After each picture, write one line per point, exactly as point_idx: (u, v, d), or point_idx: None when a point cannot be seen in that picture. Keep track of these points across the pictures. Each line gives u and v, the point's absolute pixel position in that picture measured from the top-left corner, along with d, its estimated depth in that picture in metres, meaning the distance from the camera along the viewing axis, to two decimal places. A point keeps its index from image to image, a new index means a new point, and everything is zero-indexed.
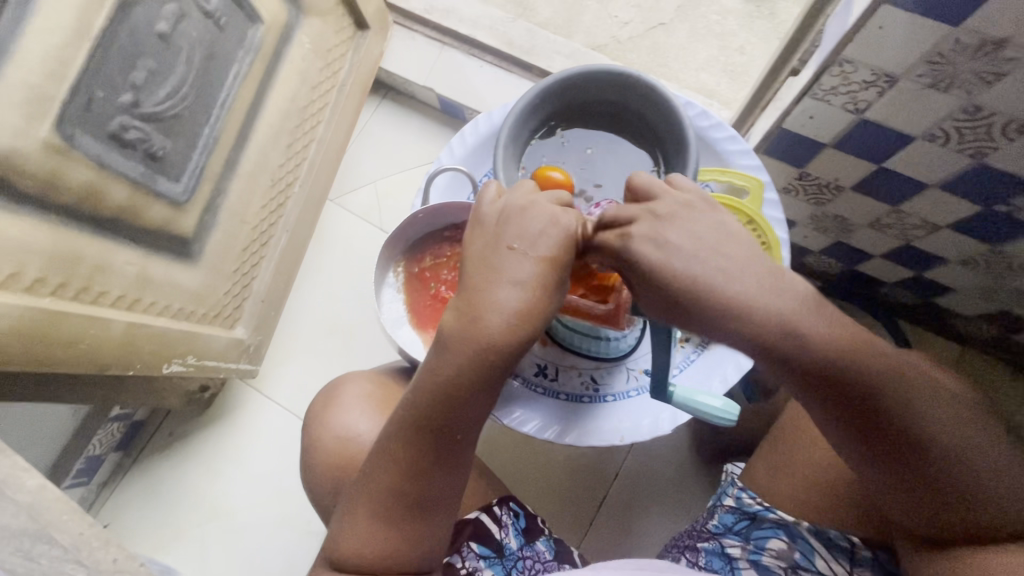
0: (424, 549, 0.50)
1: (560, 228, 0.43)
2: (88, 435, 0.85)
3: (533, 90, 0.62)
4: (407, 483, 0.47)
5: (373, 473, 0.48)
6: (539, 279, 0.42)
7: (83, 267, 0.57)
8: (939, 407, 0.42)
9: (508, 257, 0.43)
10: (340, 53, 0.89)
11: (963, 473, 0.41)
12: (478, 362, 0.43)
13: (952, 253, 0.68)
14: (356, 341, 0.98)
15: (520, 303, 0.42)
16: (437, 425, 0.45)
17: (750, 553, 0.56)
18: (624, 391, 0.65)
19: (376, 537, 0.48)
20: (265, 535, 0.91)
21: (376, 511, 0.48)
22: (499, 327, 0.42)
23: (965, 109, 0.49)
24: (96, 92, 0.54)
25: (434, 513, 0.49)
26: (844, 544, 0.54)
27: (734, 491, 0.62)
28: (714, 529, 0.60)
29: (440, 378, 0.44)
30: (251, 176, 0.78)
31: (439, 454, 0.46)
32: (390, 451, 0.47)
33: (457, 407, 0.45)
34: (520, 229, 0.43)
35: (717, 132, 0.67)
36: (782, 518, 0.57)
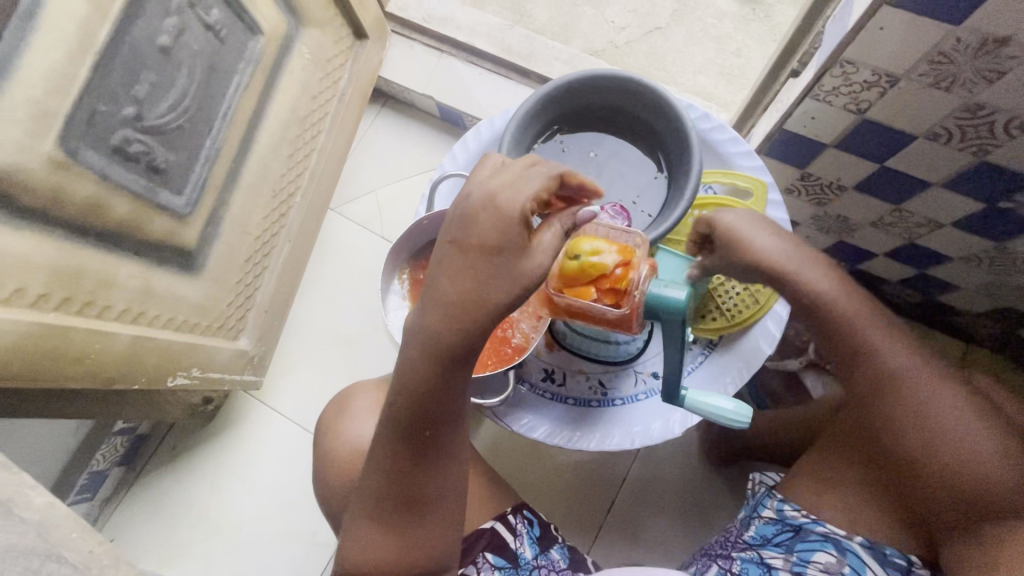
0: (428, 550, 0.48)
1: (494, 214, 0.40)
2: (91, 450, 0.85)
3: (535, 96, 0.62)
4: (395, 483, 0.46)
5: (365, 479, 0.47)
6: (474, 271, 0.41)
7: (86, 282, 0.56)
8: (909, 354, 0.48)
9: (449, 251, 0.42)
10: (339, 64, 0.90)
11: (937, 411, 0.46)
12: (434, 363, 0.42)
13: (955, 250, 0.68)
14: (360, 349, 0.98)
15: (460, 297, 0.41)
16: (411, 425, 0.45)
17: (794, 565, 0.52)
18: (632, 395, 0.64)
19: (374, 539, 0.48)
20: (271, 549, 0.90)
21: (376, 517, 0.47)
22: (440, 323, 0.41)
23: (967, 108, 0.49)
24: (98, 106, 0.54)
25: (430, 511, 0.48)
26: (901, 562, 0.50)
27: (773, 502, 0.57)
28: (751, 540, 0.56)
29: (399, 385, 0.44)
30: (253, 187, 0.78)
31: (418, 450, 0.45)
32: (376, 454, 0.46)
33: (428, 403, 0.44)
34: (463, 218, 0.41)
35: (718, 134, 0.68)
36: (832, 530, 0.52)
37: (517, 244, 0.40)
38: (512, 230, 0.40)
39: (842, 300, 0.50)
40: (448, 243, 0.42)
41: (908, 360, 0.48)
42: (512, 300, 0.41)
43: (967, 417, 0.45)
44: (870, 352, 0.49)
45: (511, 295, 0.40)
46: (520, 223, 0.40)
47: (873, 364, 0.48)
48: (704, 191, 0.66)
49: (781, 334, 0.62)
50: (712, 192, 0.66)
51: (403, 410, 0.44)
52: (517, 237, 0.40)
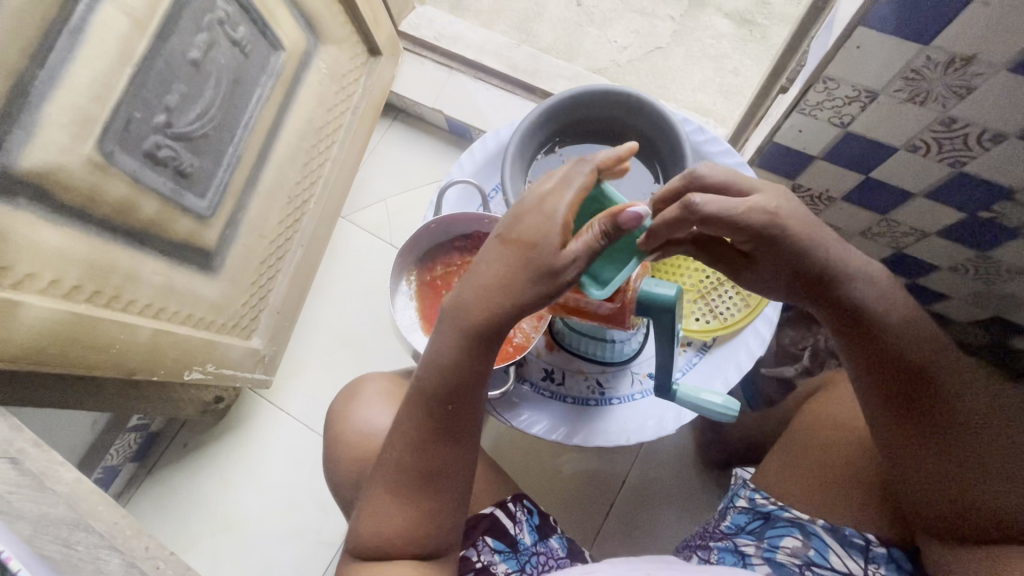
0: (429, 528, 0.50)
1: (539, 210, 0.44)
2: (106, 445, 0.88)
3: (538, 110, 0.66)
4: (414, 457, 0.49)
5: (386, 454, 0.50)
6: (509, 259, 0.45)
7: (115, 276, 0.60)
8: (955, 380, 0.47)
9: (493, 243, 0.46)
10: (354, 78, 0.95)
11: (969, 434, 0.46)
12: (467, 342, 0.46)
13: (942, 259, 0.70)
14: (368, 352, 1.01)
15: (493, 282, 0.45)
16: (436, 401, 0.48)
17: (763, 551, 0.53)
18: (629, 395, 0.67)
19: (386, 514, 0.50)
20: (277, 547, 0.92)
21: (389, 491, 0.50)
22: (472, 298, 0.46)
23: (941, 121, 0.52)
24: (134, 114, 0.59)
25: (442, 489, 0.50)
26: (859, 542, 0.51)
27: (746, 491, 0.60)
28: (727, 529, 0.58)
29: (430, 359, 0.48)
30: (270, 192, 0.82)
31: (440, 425, 0.49)
32: (400, 429, 0.50)
33: (451, 377, 0.47)
34: (512, 217, 0.46)
35: (712, 146, 0.72)
36: (797, 516, 0.54)
37: (551, 240, 0.43)
38: (549, 229, 0.43)
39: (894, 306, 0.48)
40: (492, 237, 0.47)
41: (952, 385, 0.47)
42: (539, 297, 0.44)
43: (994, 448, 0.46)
44: (924, 366, 0.47)
45: (532, 287, 0.43)
46: (562, 230, 0.43)
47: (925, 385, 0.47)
48: None
49: (770, 336, 0.65)
50: None
51: (429, 385, 0.48)
52: (553, 237, 0.43)
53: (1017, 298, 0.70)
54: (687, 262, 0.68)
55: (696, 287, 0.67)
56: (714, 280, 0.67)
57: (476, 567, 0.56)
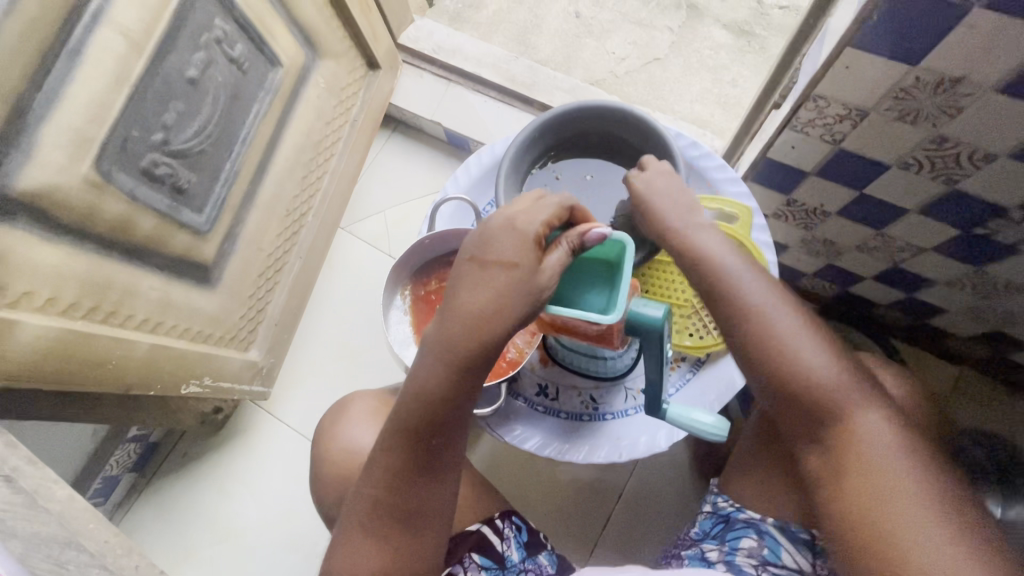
0: (413, 563, 0.51)
1: (518, 232, 0.45)
2: (106, 455, 0.89)
3: (531, 126, 0.67)
4: (395, 492, 0.49)
5: (364, 486, 0.50)
6: (495, 285, 0.44)
7: (112, 292, 0.61)
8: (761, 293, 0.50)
9: (468, 266, 0.46)
10: (352, 92, 0.95)
11: (786, 344, 0.48)
12: (455, 377, 0.46)
13: (939, 274, 0.70)
14: (366, 363, 1.02)
15: (481, 309, 0.45)
16: (421, 437, 0.48)
17: (725, 554, 0.54)
18: (622, 410, 0.67)
19: (367, 547, 0.50)
20: (272, 558, 0.92)
21: (366, 523, 0.50)
22: (461, 331, 0.45)
23: (933, 140, 0.52)
24: (132, 133, 0.60)
25: (426, 522, 0.50)
26: (805, 536, 0.53)
27: (711, 497, 0.61)
28: (695, 536, 0.59)
29: (412, 393, 0.47)
30: (268, 206, 0.83)
31: (424, 459, 0.49)
32: (383, 465, 0.49)
33: (437, 414, 0.47)
34: (482, 239, 0.46)
35: (705, 161, 0.72)
36: (751, 516, 0.56)
37: (531, 262, 0.45)
38: (527, 250, 0.45)
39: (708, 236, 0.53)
40: (464, 262, 0.47)
41: (761, 299, 0.50)
42: (521, 319, 0.45)
43: (814, 353, 0.48)
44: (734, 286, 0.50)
45: (522, 311, 0.44)
46: (535, 242, 0.45)
47: (768, 328, 0.49)
48: None
49: None
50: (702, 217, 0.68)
51: (407, 416, 0.47)
52: (530, 254, 0.45)
53: (1016, 313, 0.70)
54: (680, 277, 0.67)
55: (690, 303, 0.66)
56: None
57: None
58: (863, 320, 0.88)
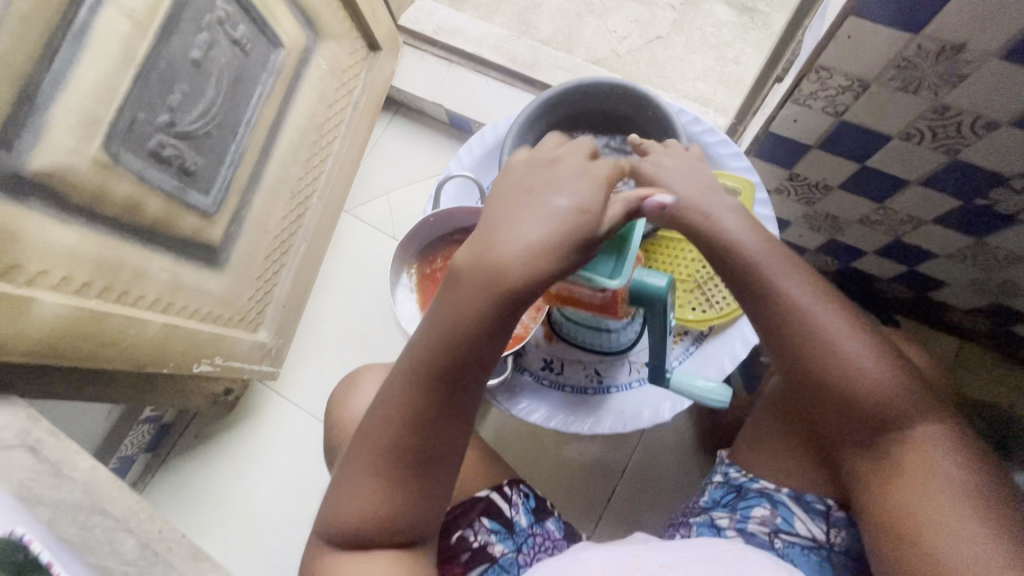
0: (418, 507, 0.48)
1: (587, 178, 0.45)
2: (120, 435, 0.91)
3: (534, 103, 0.67)
4: (412, 428, 0.46)
5: (377, 420, 0.47)
6: (560, 220, 0.43)
7: (124, 272, 0.62)
8: (802, 290, 0.49)
9: (527, 201, 0.45)
10: (354, 74, 0.96)
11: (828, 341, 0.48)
12: (493, 305, 0.44)
13: (940, 246, 0.71)
14: (372, 344, 1.03)
15: (540, 240, 0.43)
16: (446, 369, 0.45)
17: (736, 522, 0.56)
18: (627, 383, 0.68)
19: (378, 489, 0.47)
20: (285, 533, 0.95)
21: (379, 461, 0.47)
22: (512, 259, 0.43)
23: (935, 110, 0.52)
24: (138, 115, 0.60)
25: (439, 463, 0.48)
26: (820, 507, 0.54)
27: (723, 467, 0.62)
28: (704, 504, 0.60)
29: (449, 323, 0.44)
30: (273, 188, 0.83)
31: (447, 394, 0.46)
32: (401, 398, 0.46)
33: (466, 343, 0.45)
34: (545, 180, 0.46)
35: (708, 137, 0.72)
36: (765, 486, 0.57)
37: (596, 207, 0.44)
38: (594, 195, 0.45)
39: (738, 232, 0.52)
40: (525, 191, 0.45)
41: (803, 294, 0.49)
42: (573, 262, 0.44)
43: (860, 350, 0.47)
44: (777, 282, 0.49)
45: (578, 253, 0.44)
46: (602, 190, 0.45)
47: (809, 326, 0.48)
48: None
49: None
50: None
51: (442, 347, 0.45)
52: (595, 199, 0.44)
53: (1016, 285, 0.71)
54: (683, 253, 0.68)
55: (693, 278, 0.67)
56: (709, 270, 0.67)
57: (472, 547, 0.58)
58: (865, 295, 0.89)
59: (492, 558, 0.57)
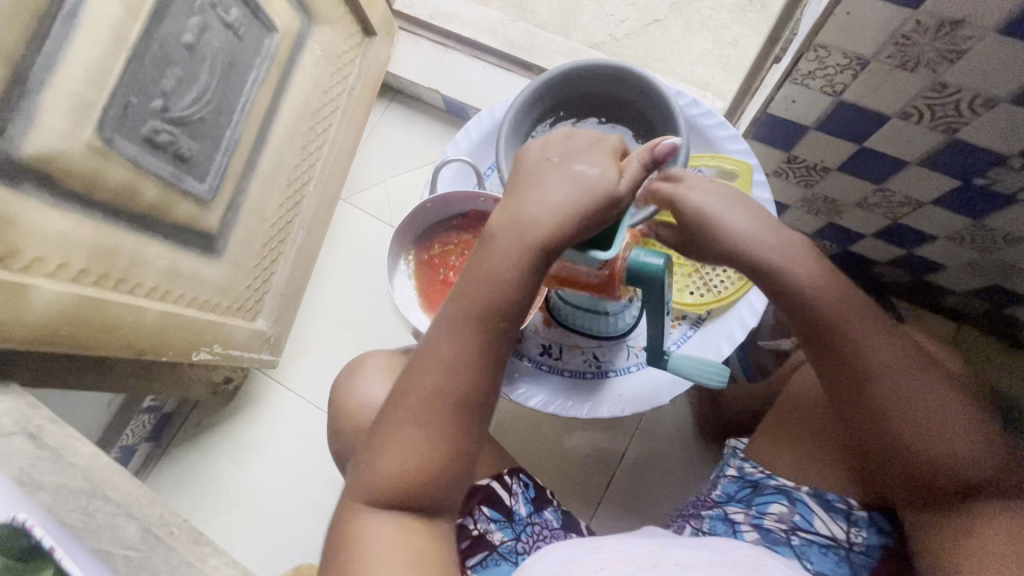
0: (457, 461, 0.47)
1: (602, 146, 0.47)
2: (121, 425, 0.91)
3: (531, 86, 0.66)
4: (457, 374, 0.45)
5: (421, 372, 0.46)
6: (583, 182, 0.45)
7: (120, 259, 0.62)
8: (873, 340, 0.48)
9: (549, 167, 0.47)
10: (349, 59, 0.95)
11: (896, 395, 0.47)
12: (530, 256, 0.45)
13: (938, 228, 0.70)
14: (371, 332, 1.03)
15: (567, 200, 0.44)
16: (489, 316, 0.45)
17: (752, 517, 0.56)
18: (625, 367, 0.68)
19: (416, 442, 0.45)
20: (287, 520, 0.95)
21: (421, 412, 0.45)
22: (544, 216, 0.44)
23: (933, 88, 0.52)
24: (131, 99, 0.60)
25: (476, 420, 0.47)
26: (842, 505, 0.54)
27: (737, 461, 0.62)
28: (717, 498, 0.60)
29: (491, 271, 0.45)
30: (269, 175, 0.83)
31: (489, 343, 0.46)
32: (443, 349, 0.46)
33: (503, 291, 0.45)
34: (564, 148, 0.47)
35: (706, 119, 0.71)
36: (783, 484, 0.57)
37: (615, 169, 0.46)
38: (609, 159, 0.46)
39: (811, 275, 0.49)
40: (547, 159, 0.47)
41: (874, 345, 0.47)
42: (599, 220, 0.45)
43: (929, 404, 0.46)
44: (846, 330, 0.48)
45: (601, 214, 0.44)
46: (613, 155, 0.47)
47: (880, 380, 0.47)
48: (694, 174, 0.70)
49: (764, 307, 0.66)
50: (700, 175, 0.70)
51: (484, 294, 0.45)
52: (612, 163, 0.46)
53: (1014, 266, 0.71)
54: None
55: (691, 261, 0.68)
56: None
57: (472, 535, 0.59)
58: (862, 278, 0.89)
59: (492, 545, 0.58)
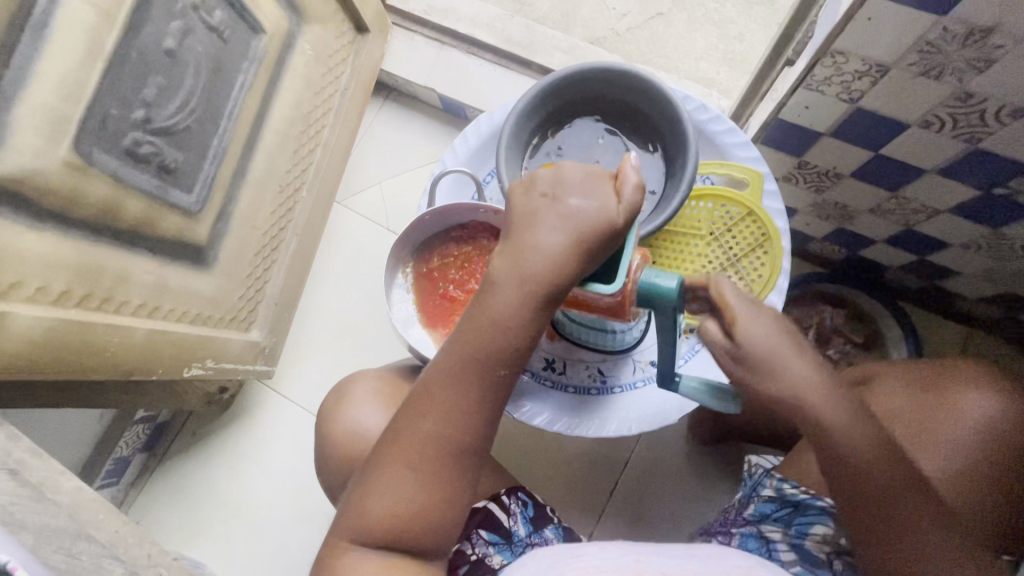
0: (445, 509, 0.46)
1: (597, 176, 0.46)
2: (114, 437, 0.89)
3: (532, 92, 0.63)
4: (446, 423, 0.45)
5: (415, 419, 0.45)
6: (577, 221, 0.44)
7: (105, 279, 0.59)
8: (907, 507, 0.46)
9: (542, 204, 0.45)
10: (341, 59, 0.91)
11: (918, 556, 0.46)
12: (527, 300, 0.44)
13: (954, 236, 0.68)
14: (368, 339, 1.01)
15: (565, 245, 0.43)
16: (484, 364, 0.45)
17: (791, 537, 0.56)
18: (631, 382, 0.66)
19: (405, 487, 0.45)
20: (285, 531, 0.94)
21: (411, 459, 0.45)
22: (540, 264, 0.44)
23: (957, 96, 0.49)
24: (111, 111, 0.57)
25: (468, 468, 0.46)
26: None
27: (773, 481, 0.61)
28: (751, 516, 0.60)
29: (491, 317, 0.44)
30: (260, 183, 0.80)
31: (485, 391, 0.45)
32: (435, 394, 0.45)
33: (498, 339, 0.44)
34: (556, 178, 0.46)
35: (715, 125, 0.68)
36: (829, 505, 0.56)
37: (610, 201, 0.44)
38: (604, 189, 0.45)
39: (860, 436, 0.46)
40: (538, 198, 0.46)
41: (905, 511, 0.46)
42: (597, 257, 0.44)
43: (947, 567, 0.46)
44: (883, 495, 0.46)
45: (599, 251, 0.44)
46: (607, 183, 0.46)
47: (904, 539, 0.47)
48: (702, 182, 0.67)
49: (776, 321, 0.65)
50: (709, 183, 0.67)
51: (481, 340, 0.44)
52: (608, 197, 0.45)
53: None
54: (689, 247, 0.65)
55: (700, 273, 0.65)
56: (718, 265, 0.65)
57: (471, 560, 0.57)
58: (872, 283, 0.87)
59: (491, 570, 0.57)
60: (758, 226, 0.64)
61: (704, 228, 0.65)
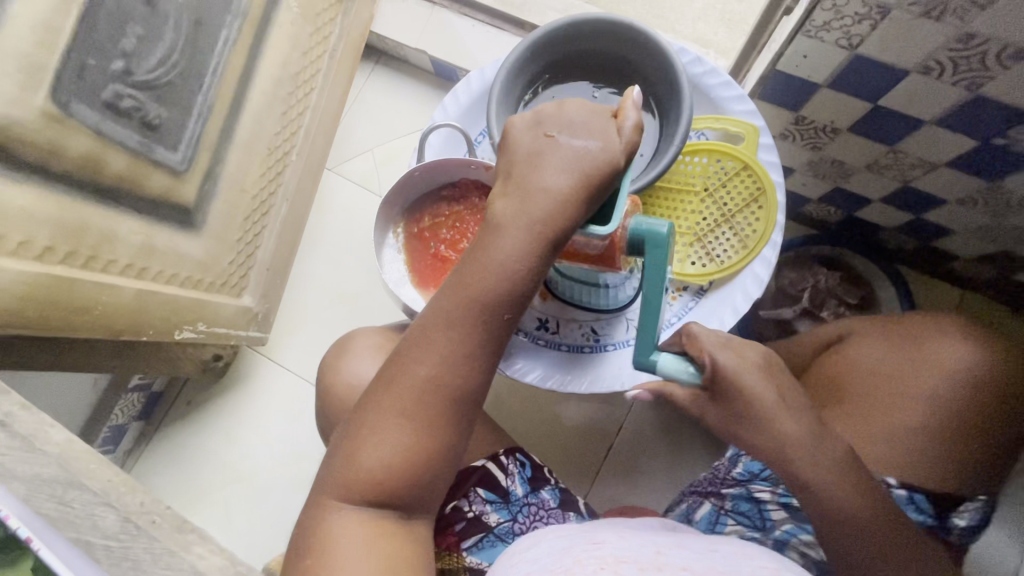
0: (440, 457, 0.47)
1: (603, 118, 0.46)
2: (109, 404, 0.89)
3: (523, 45, 0.62)
4: (445, 368, 0.45)
5: (411, 364, 0.45)
6: (585, 163, 0.43)
7: (89, 236, 0.58)
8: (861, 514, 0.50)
9: (547, 144, 0.45)
10: (330, 18, 0.88)
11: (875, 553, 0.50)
12: (532, 243, 0.43)
13: (951, 192, 0.67)
14: (362, 307, 1.00)
15: (573, 187, 0.43)
16: (484, 309, 0.44)
17: (780, 496, 0.58)
18: (624, 341, 0.66)
19: (402, 435, 0.45)
20: (283, 497, 0.95)
21: (405, 404, 0.45)
22: (547, 209, 0.43)
23: (959, 38, 0.48)
24: (88, 60, 0.55)
25: (462, 417, 0.46)
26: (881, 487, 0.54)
27: None
28: (739, 476, 0.61)
29: (498, 261, 0.43)
30: (248, 144, 0.78)
31: (484, 337, 0.45)
32: (432, 338, 0.45)
33: (501, 283, 0.44)
34: (560, 117, 0.46)
35: (710, 78, 0.67)
36: None
37: (615, 140, 0.44)
38: (608, 129, 0.45)
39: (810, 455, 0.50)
40: (543, 137, 0.45)
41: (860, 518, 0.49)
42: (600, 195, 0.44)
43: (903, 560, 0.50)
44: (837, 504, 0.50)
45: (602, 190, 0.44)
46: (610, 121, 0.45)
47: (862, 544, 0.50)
48: (696, 137, 0.66)
49: (769, 277, 0.64)
50: (703, 138, 0.66)
51: (485, 285, 0.43)
52: (616, 136, 0.44)
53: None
54: (682, 204, 0.65)
55: (692, 230, 0.65)
56: (711, 221, 0.64)
57: (467, 516, 0.58)
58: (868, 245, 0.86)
59: (488, 527, 0.58)
60: (753, 181, 0.64)
61: (698, 184, 0.65)
